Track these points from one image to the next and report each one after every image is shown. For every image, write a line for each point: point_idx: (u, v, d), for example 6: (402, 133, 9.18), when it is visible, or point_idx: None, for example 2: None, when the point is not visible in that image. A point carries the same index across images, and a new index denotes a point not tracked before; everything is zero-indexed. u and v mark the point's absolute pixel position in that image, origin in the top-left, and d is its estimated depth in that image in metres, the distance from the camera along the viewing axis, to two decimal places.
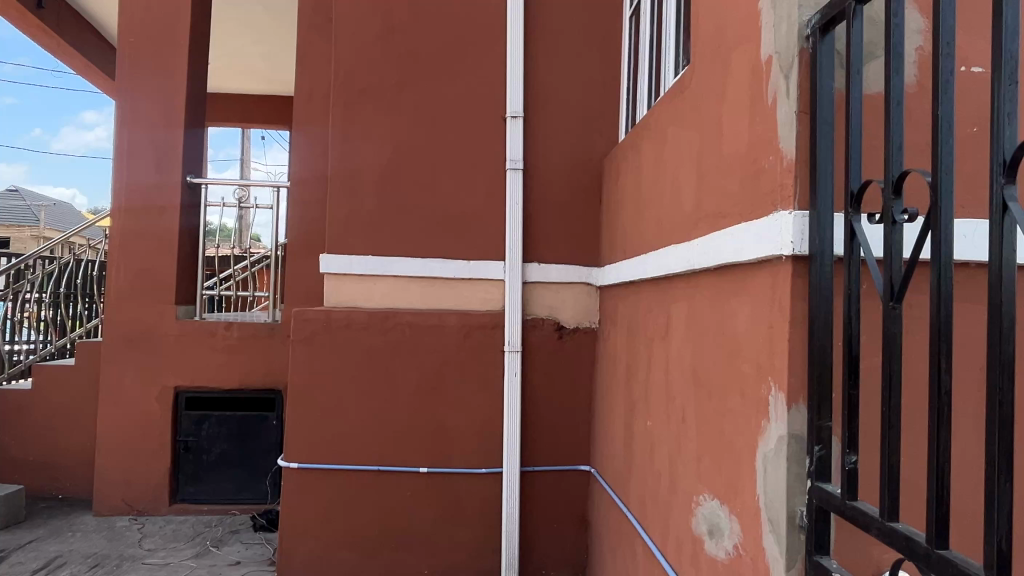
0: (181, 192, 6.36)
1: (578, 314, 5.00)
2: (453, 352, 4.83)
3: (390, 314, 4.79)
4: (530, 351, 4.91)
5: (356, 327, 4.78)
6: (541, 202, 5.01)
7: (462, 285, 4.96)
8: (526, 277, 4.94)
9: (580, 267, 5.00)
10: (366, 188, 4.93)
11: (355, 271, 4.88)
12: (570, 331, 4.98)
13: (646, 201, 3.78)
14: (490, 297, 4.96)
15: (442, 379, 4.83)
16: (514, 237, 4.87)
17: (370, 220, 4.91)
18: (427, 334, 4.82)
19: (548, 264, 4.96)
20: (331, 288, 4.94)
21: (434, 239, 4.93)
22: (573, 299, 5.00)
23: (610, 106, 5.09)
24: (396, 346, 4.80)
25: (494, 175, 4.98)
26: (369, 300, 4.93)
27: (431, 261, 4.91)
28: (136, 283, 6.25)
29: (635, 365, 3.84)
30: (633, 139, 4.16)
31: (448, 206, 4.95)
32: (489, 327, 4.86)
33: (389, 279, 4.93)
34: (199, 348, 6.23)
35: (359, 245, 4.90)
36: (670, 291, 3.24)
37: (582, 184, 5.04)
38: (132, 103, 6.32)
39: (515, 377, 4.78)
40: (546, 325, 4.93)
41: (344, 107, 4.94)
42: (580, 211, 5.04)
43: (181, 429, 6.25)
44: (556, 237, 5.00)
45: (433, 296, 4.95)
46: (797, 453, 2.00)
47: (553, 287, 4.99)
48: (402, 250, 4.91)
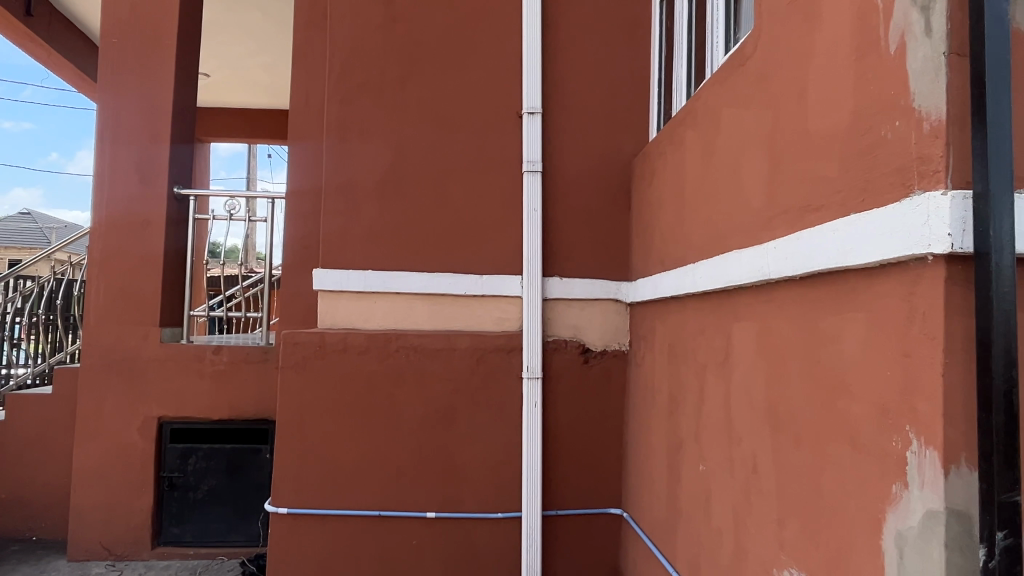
0: (167, 204, 5.84)
1: (605, 335, 4.42)
2: (465, 379, 4.25)
3: (393, 336, 4.22)
4: (553, 379, 4.31)
5: (354, 352, 4.21)
6: (563, 208, 4.44)
7: (474, 303, 4.39)
8: (547, 293, 4.36)
9: (607, 282, 4.42)
10: (366, 195, 4.39)
11: (353, 288, 4.32)
12: (597, 355, 4.39)
13: (691, 202, 3.21)
14: (506, 317, 4.39)
15: (452, 410, 4.24)
16: (533, 248, 4.31)
17: (371, 230, 4.37)
18: (436, 359, 4.24)
19: (572, 278, 4.39)
20: (326, 308, 4.38)
21: (442, 251, 4.37)
22: (599, 318, 4.43)
23: (638, 102, 4.54)
24: (400, 373, 4.22)
25: (509, 179, 4.43)
26: (369, 321, 4.37)
27: (438, 276, 4.34)
28: (118, 303, 5.73)
29: (680, 397, 3.25)
30: (671, 133, 3.61)
31: (459, 214, 4.40)
32: (505, 351, 4.28)
33: (391, 297, 4.37)
34: (186, 375, 5.68)
35: (357, 257, 4.35)
36: (730, 307, 2.66)
37: (609, 189, 4.48)
38: (114, 108, 5.83)
39: (535, 408, 4.21)
40: (569, 349, 4.34)
41: (341, 104, 4.42)
42: (607, 219, 4.46)
43: (165, 464, 5.68)
44: (580, 248, 4.43)
45: (442, 315, 4.38)
46: (959, 538, 1.41)
47: (577, 305, 4.42)
48: (406, 263, 4.35)
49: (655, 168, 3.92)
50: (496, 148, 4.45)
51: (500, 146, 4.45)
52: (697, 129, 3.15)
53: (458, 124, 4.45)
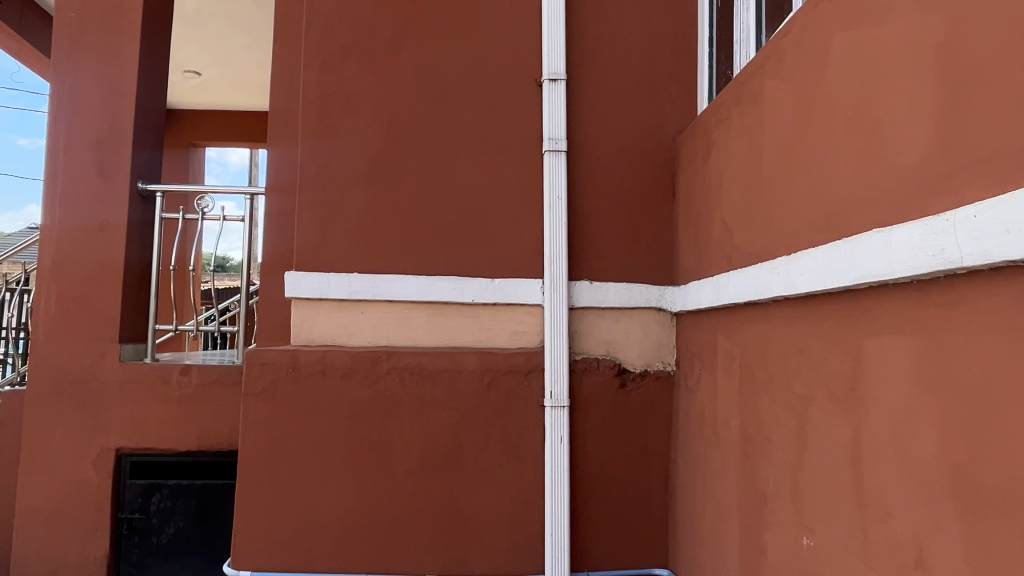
0: (129, 206, 5.06)
1: (645, 352, 3.59)
2: (473, 407, 3.43)
3: (383, 355, 3.40)
4: (581, 407, 3.47)
5: (334, 375, 3.38)
6: (594, 196, 3.62)
7: (484, 313, 3.57)
8: (574, 301, 3.54)
9: (648, 287, 3.59)
10: (351, 182, 3.58)
11: (334, 295, 3.51)
12: (637, 377, 3.55)
13: (775, 175, 2.39)
14: (523, 330, 3.57)
15: (458, 446, 3.42)
16: (557, 245, 3.49)
17: (356, 224, 3.56)
18: (437, 383, 3.42)
19: (604, 282, 3.57)
20: (300, 320, 3.56)
21: (444, 249, 3.56)
22: (639, 331, 3.59)
23: (683, 70, 3.73)
24: (393, 401, 3.40)
25: (524, 163, 3.63)
26: (354, 335, 3.55)
27: (441, 281, 3.53)
28: (70, 318, 4.94)
29: (761, 438, 2.43)
30: (737, 94, 2.79)
31: (464, 204, 3.59)
32: (522, 373, 3.46)
33: (382, 305, 3.55)
34: (148, 399, 4.88)
35: (340, 257, 3.54)
36: (858, 315, 1.83)
37: (649, 174, 3.66)
38: (69, 95, 5.07)
39: (561, 444, 3.39)
40: (603, 370, 3.51)
41: (321, 72, 3.62)
42: (648, 209, 3.64)
43: (124, 503, 4.89)
44: (615, 246, 3.61)
45: (443, 329, 3.56)
46: None
47: (610, 315, 3.59)
48: (400, 263, 3.54)
49: (711, 143, 3.11)
50: (511, 123, 3.65)
51: (515, 123, 3.65)
52: (785, 79, 2.33)
53: (463, 96, 3.64)
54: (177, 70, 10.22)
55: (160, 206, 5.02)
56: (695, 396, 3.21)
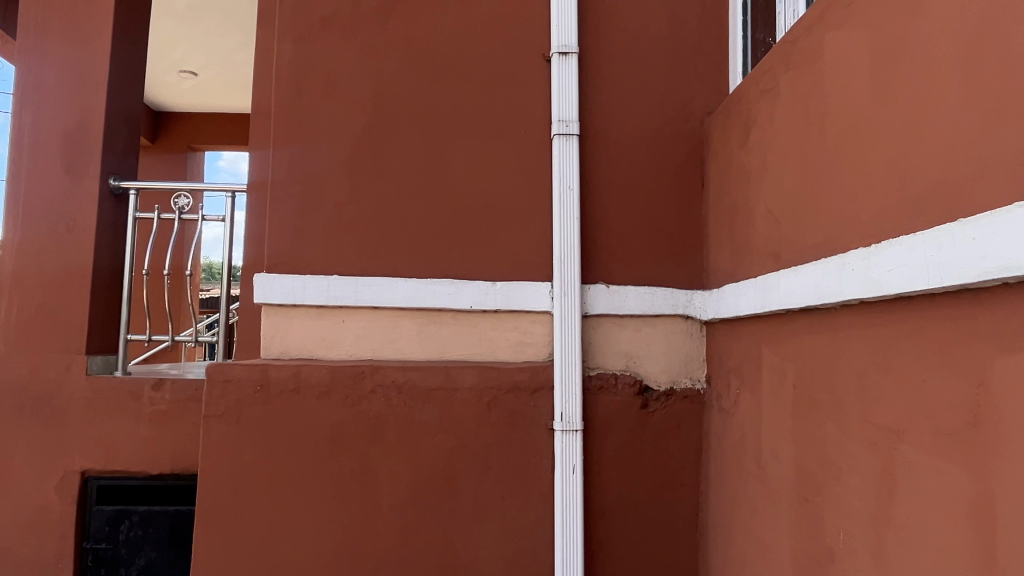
0: (100, 206, 4.63)
1: (671, 368, 3.10)
2: (471, 432, 2.95)
3: (367, 370, 2.93)
4: (597, 431, 2.99)
5: (310, 394, 2.91)
6: (612, 187, 3.15)
7: (484, 322, 3.09)
8: (589, 307, 3.06)
9: (674, 292, 3.11)
10: (332, 171, 3.12)
11: (311, 301, 3.03)
12: (661, 396, 3.06)
13: (846, 149, 1.91)
14: (529, 342, 3.09)
15: (454, 477, 2.94)
16: (569, 243, 3.02)
17: (338, 220, 3.10)
18: (428, 403, 2.94)
19: (623, 286, 3.09)
20: (271, 329, 3.07)
21: (439, 247, 3.09)
22: (664, 343, 3.11)
23: (711, 42, 3.26)
24: (378, 424, 2.92)
25: (531, 149, 3.16)
26: (333, 347, 3.07)
27: (434, 285, 3.05)
28: (32, 328, 4.50)
29: (827, 478, 1.94)
30: (787, 57, 2.31)
31: (461, 196, 3.12)
32: (528, 391, 2.98)
33: (366, 313, 3.07)
34: (117, 417, 4.41)
35: (319, 257, 3.07)
36: (983, 324, 1.36)
37: (674, 162, 3.19)
38: (35, 85, 4.65)
39: (574, 474, 2.91)
40: (622, 388, 3.02)
41: (298, 48, 3.17)
42: (673, 201, 3.17)
43: (89, 532, 4.41)
44: (636, 244, 3.13)
45: (436, 340, 3.07)
46: None
47: (630, 325, 3.11)
48: (388, 264, 3.07)
49: (751, 121, 2.64)
50: (515, 104, 3.19)
51: (519, 104, 3.19)
52: (857, 27, 1.85)
53: (462, 74, 3.19)
54: (158, 75, 9.88)
55: (133, 204, 4.59)
56: (733, 420, 2.72)
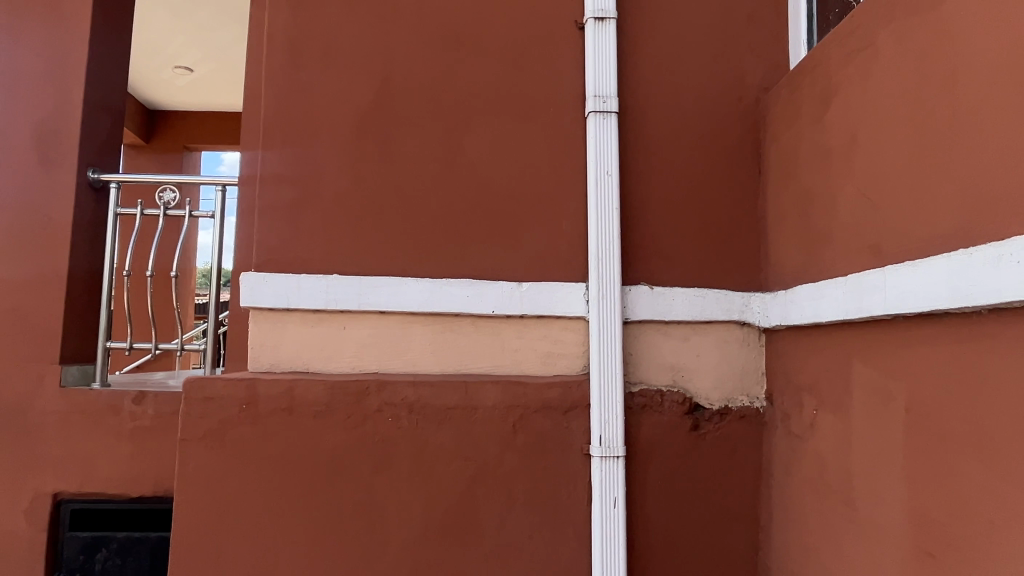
0: (77, 201, 4.21)
1: (724, 383, 2.67)
2: (494, 458, 2.52)
3: (372, 386, 2.50)
4: (641, 458, 2.56)
5: (304, 414, 2.48)
6: (655, 174, 2.73)
7: (508, 330, 2.66)
8: (630, 312, 2.63)
9: (728, 295, 2.68)
10: (333, 155, 2.69)
11: (306, 304, 2.59)
12: (714, 416, 2.63)
13: (997, 110, 1.49)
14: (560, 353, 2.66)
15: (474, 512, 2.51)
16: (608, 238, 2.60)
17: (340, 210, 2.67)
18: (443, 424, 2.51)
19: (669, 288, 2.66)
20: (258, 338, 2.62)
21: (456, 243, 2.67)
22: (717, 354, 2.68)
23: (768, 9, 2.85)
24: (385, 449, 2.50)
25: (562, 130, 2.75)
26: (332, 359, 2.61)
27: (450, 286, 2.62)
28: (0, 335, 4.05)
29: (976, 531, 1.52)
30: (891, 7, 1.89)
31: (482, 184, 2.70)
32: (560, 411, 2.56)
33: (370, 318, 2.63)
34: (94, 434, 3.97)
35: (316, 254, 2.64)
36: None
37: (727, 145, 2.77)
38: (8, 66, 4.22)
39: (616, 509, 2.49)
40: (668, 407, 2.60)
41: (294, 13, 2.75)
42: (726, 191, 2.75)
43: (62, 561, 3.98)
44: (683, 240, 2.71)
45: (452, 350, 2.64)
46: None
47: (677, 332, 2.68)
48: (397, 262, 2.65)
49: (832, 92, 2.22)
50: (543, 78, 2.77)
51: (548, 78, 2.77)
52: None
53: (482, 43, 2.77)
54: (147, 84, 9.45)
55: (114, 198, 4.16)
56: (808, 447, 2.30)
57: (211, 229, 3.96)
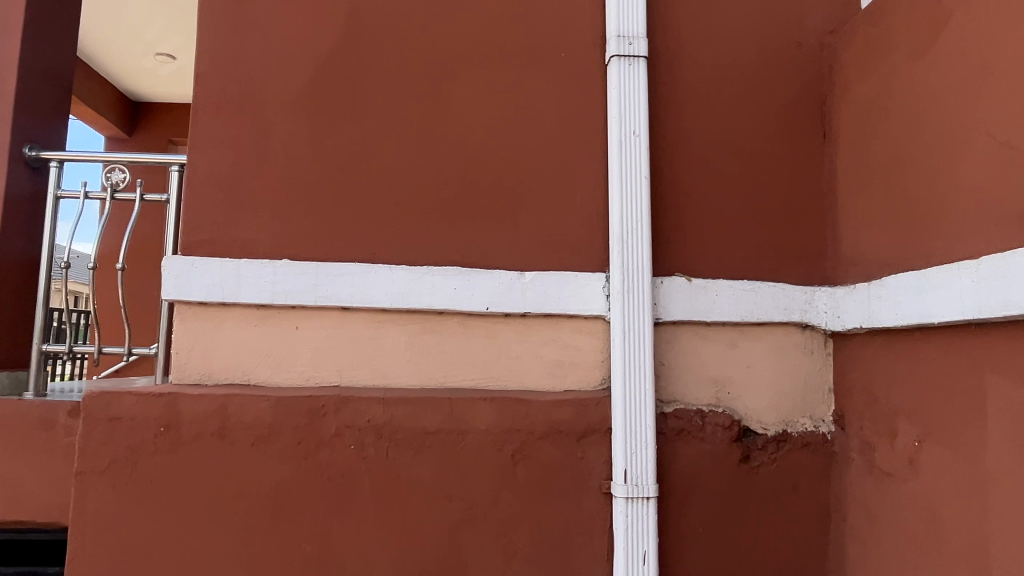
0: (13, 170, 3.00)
1: (781, 403, 2.10)
2: (489, 497, 1.95)
3: (331, 404, 1.93)
4: (676, 498, 1.99)
5: (241, 442, 1.91)
6: (694, 136, 2.17)
7: (506, 332, 2.08)
8: (663, 312, 2.05)
9: (787, 290, 2.11)
10: (286, 106, 2.11)
11: (248, 298, 2.00)
12: (769, 445, 2.06)
13: None
14: (572, 362, 2.08)
15: (463, 568, 1.94)
16: (634, 216, 2.04)
17: (296, 177, 2.09)
18: (422, 455, 1.94)
19: (711, 281, 2.09)
20: (184, 341, 2.02)
21: (442, 221, 2.10)
22: (771, 365, 2.11)
23: None
24: (347, 488, 1.93)
25: (574, 82, 2.18)
26: (280, 368, 2.03)
27: (432, 277, 2.05)
28: None
29: None
30: None
31: (476, 148, 2.14)
32: (572, 436, 1.98)
33: (330, 316, 2.05)
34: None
35: (263, 233, 2.06)
36: None
37: (784, 102, 2.21)
38: None
39: (645, 564, 1.92)
40: (711, 433, 2.02)
41: None
42: (782, 158, 2.18)
43: None
44: (730, 219, 2.14)
45: (434, 357, 2.06)
46: None
47: (721, 338, 2.10)
48: (366, 244, 2.07)
49: (949, 15, 1.65)
50: (551, 15, 2.21)
51: (557, 15, 2.21)
52: None
53: None
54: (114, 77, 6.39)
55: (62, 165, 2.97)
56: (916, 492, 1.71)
57: (160, 196, 2.95)
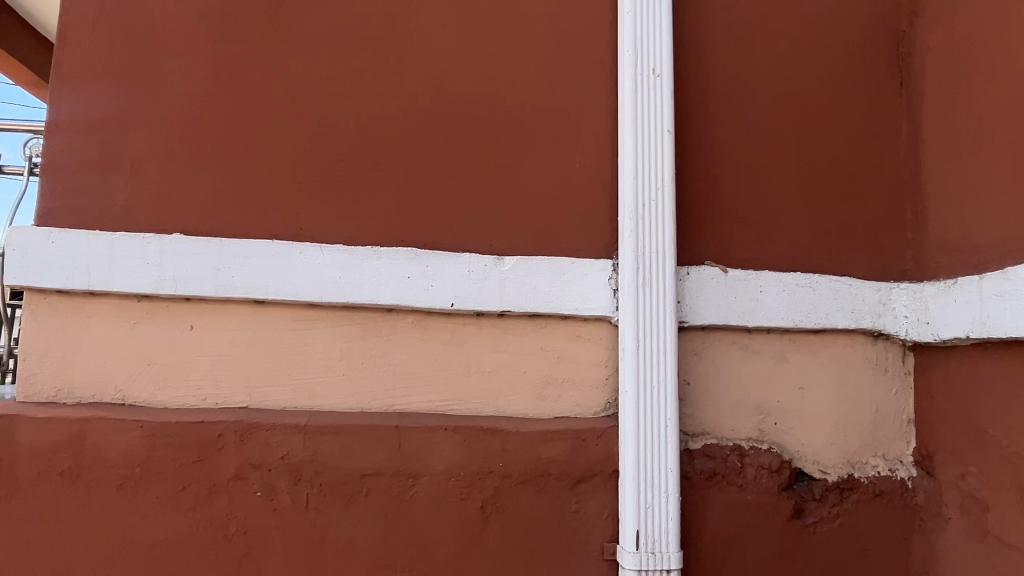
0: None
1: (845, 438, 1.57)
2: (450, 564, 1.43)
3: (233, 436, 1.40)
4: (704, 568, 1.46)
5: (103, 487, 1.37)
6: (734, 80, 1.64)
7: (479, 338, 1.53)
8: (691, 314, 1.51)
9: (855, 287, 1.58)
10: (188, 27, 1.56)
11: (123, 287, 1.45)
12: (829, 495, 1.53)
13: None
14: (565, 379, 1.54)
15: None
16: (652, 184, 1.51)
17: (201, 122, 1.54)
18: (355, 507, 1.42)
19: (755, 273, 1.55)
20: (35, 345, 1.46)
21: (395, 186, 1.55)
22: (832, 387, 1.58)
23: None
24: (252, 552, 1.40)
25: (575, 7, 1.65)
26: (166, 384, 1.48)
27: (378, 261, 1.49)
28: None
29: None
30: None
31: (444, 90, 1.59)
32: (564, 482, 1.46)
33: (236, 312, 1.49)
34: None
35: (153, 197, 1.51)
36: None
37: (853, 40, 1.68)
38: None
39: None
40: (752, 479, 1.50)
41: None
42: (850, 115, 1.66)
43: None
44: (779, 191, 1.62)
45: (379, 369, 1.51)
46: None
47: (765, 349, 1.57)
48: (291, 215, 1.53)
49: None
50: None
51: None
52: None
53: None
54: None
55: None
56: None
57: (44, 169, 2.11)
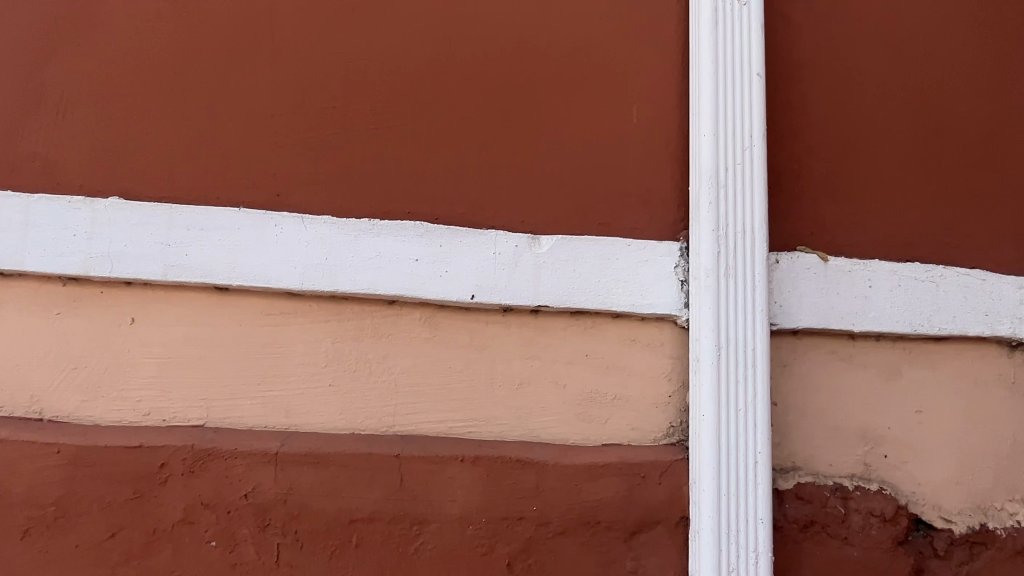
0: None
1: (975, 478, 1.22)
2: None
3: (182, 468, 1.08)
4: None
5: (5, 530, 1.05)
6: (841, 16, 1.28)
7: (506, 341, 1.18)
8: (785, 315, 1.16)
9: (988, 285, 1.23)
10: None
11: (36, 266, 1.09)
12: (954, 551, 1.19)
13: None
14: (617, 396, 1.18)
15: None
16: (736, 145, 1.16)
17: (150, 52, 1.17)
18: (342, 561, 1.09)
19: (866, 264, 1.20)
20: None
21: (404, 143, 1.20)
22: (957, 412, 1.23)
23: None
24: None
25: None
26: (93, 395, 1.12)
27: (378, 239, 1.14)
28: None
29: None
30: None
31: (470, 21, 1.23)
32: (616, 531, 1.12)
33: (190, 303, 1.14)
34: None
35: (84, 147, 1.15)
36: None
37: None
38: None
39: None
40: (859, 532, 1.15)
41: None
42: (984, 66, 1.31)
43: None
44: (895, 160, 1.26)
45: (377, 380, 1.15)
46: None
47: (873, 362, 1.22)
48: (265, 176, 1.16)
49: None
50: None
51: None
52: None
53: None
54: None
55: None
56: None
57: None
